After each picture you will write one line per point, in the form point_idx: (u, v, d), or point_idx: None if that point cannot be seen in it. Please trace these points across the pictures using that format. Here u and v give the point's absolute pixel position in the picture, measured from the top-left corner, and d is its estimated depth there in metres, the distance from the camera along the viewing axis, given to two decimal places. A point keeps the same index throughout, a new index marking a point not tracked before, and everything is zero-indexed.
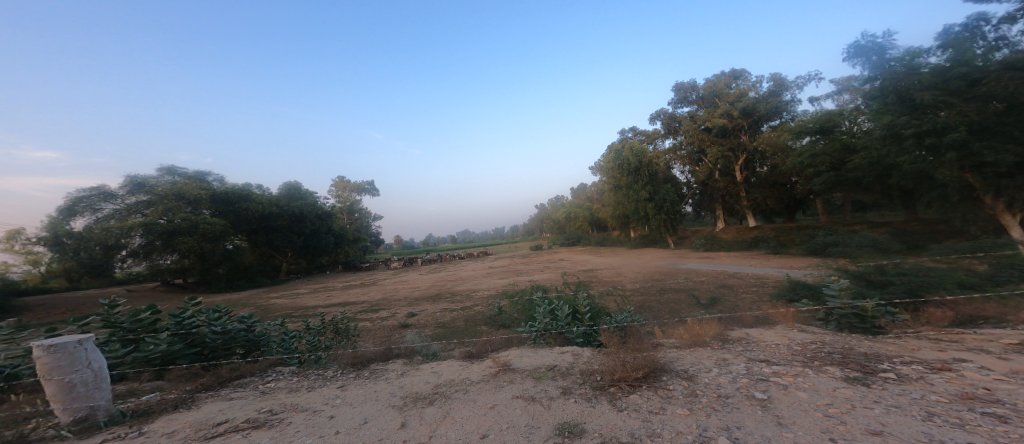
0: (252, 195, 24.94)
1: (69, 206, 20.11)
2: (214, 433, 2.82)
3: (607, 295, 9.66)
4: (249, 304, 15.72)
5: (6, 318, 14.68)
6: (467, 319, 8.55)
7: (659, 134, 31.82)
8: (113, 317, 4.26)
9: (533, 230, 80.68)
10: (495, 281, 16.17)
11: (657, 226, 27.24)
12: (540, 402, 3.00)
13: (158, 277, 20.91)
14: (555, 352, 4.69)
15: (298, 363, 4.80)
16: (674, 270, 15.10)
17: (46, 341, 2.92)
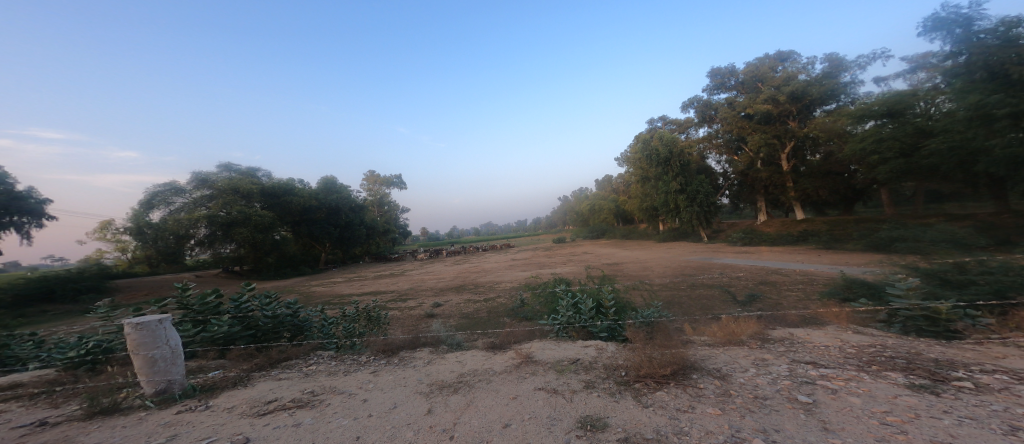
0: (295, 189, 26.26)
1: (148, 200, 22.53)
2: (264, 409, 3.05)
3: (632, 289, 9.46)
4: (293, 291, 16.80)
5: (100, 299, 16.64)
6: (490, 311, 8.66)
7: (692, 123, 30.56)
8: (186, 299, 4.69)
9: (556, 223, 80.21)
10: (518, 273, 16.34)
11: (688, 219, 26.34)
12: (562, 395, 3.00)
13: (221, 264, 22.80)
14: (578, 345, 4.66)
15: (336, 348, 5.06)
16: (707, 265, 14.54)
17: (134, 319, 3.22)
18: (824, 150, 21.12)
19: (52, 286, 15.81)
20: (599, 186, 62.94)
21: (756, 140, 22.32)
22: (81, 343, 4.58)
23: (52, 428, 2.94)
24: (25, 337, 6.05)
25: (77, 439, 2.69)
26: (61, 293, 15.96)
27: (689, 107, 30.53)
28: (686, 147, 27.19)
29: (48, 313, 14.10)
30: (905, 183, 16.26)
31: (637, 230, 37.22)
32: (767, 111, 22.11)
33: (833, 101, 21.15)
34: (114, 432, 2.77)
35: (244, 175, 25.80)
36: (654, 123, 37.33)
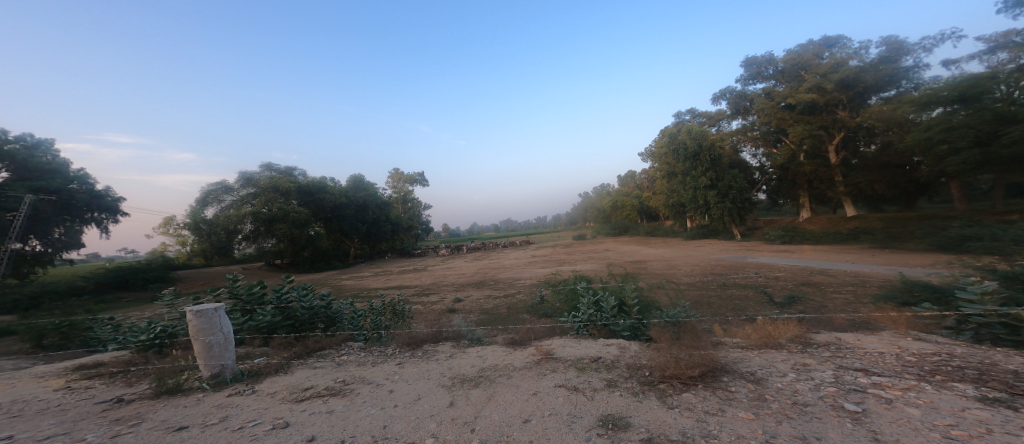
0: (327, 186, 27.35)
1: (203, 198, 24.47)
2: (300, 396, 3.21)
3: (657, 288, 9.22)
4: (325, 284, 17.56)
5: (165, 288, 18.17)
6: (510, 307, 8.70)
7: (724, 115, 29.28)
8: (235, 289, 5.01)
9: (576, 219, 79.22)
10: (538, 270, 16.30)
11: (719, 216, 25.36)
12: (583, 393, 2.98)
13: (264, 257, 24.13)
14: (600, 344, 4.59)
15: (364, 340, 5.26)
16: (741, 264, 13.90)
17: (195, 306, 3.47)
18: (881, 140, 19.53)
19: (126, 275, 17.64)
20: (622, 181, 61.60)
21: (799, 132, 21.01)
22: (149, 327, 5.03)
23: (125, 404, 3.25)
24: (103, 321, 6.73)
25: (146, 415, 2.96)
26: (134, 281, 17.75)
27: (721, 98, 29.24)
28: (716, 140, 26.19)
29: (122, 299, 15.60)
30: (979, 176, 14.84)
31: (664, 226, 36.16)
32: (811, 100, 20.76)
33: (891, 87, 19.26)
34: (175, 411, 3.02)
35: (282, 174, 27.16)
36: (682, 116, 36.06)
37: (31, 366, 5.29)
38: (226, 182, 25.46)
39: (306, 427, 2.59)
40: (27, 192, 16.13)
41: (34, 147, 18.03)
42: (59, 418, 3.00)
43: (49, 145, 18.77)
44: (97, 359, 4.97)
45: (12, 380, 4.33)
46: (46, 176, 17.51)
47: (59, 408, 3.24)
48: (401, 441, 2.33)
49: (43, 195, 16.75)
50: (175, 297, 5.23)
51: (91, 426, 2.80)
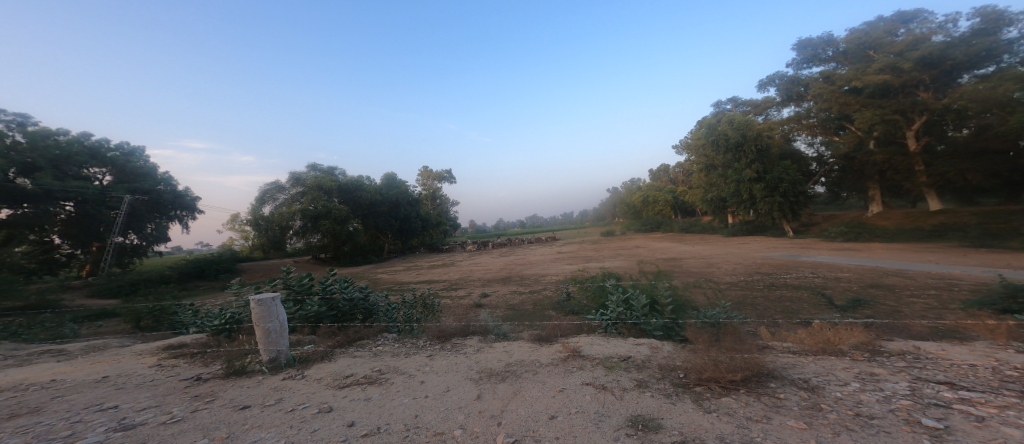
0: (365, 185, 28.57)
1: (261, 197, 26.56)
2: (341, 383, 3.41)
3: (693, 287, 8.77)
4: (363, 277, 18.50)
5: (232, 279, 19.91)
6: (536, 303, 8.69)
7: (771, 102, 27.31)
8: (288, 280, 5.40)
9: (603, 215, 77.21)
10: (564, 267, 16.15)
11: (766, 211, 23.67)
12: (611, 392, 2.92)
13: (311, 251, 25.84)
14: (630, 343, 4.47)
15: (398, 332, 5.50)
16: (790, 263, 12.87)
17: (257, 295, 3.77)
18: (974, 123, 17.10)
19: (202, 266, 19.59)
20: (654, 175, 59.26)
21: (867, 117, 18.99)
22: (221, 313, 5.57)
23: (202, 381, 3.63)
24: (184, 307, 7.57)
25: (218, 393, 3.29)
26: (210, 271, 19.68)
27: (769, 84, 27.25)
28: (765, 130, 24.44)
29: (199, 288, 17.42)
30: None
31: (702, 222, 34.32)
32: (883, 81, 18.64)
33: (987, 64, 16.77)
34: (241, 390, 3.34)
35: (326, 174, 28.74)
36: (724, 104, 33.99)
37: (130, 344, 6.05)
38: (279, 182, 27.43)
39: (347, 412, 2.75)
40: (126, 192, 18.56)
41: (131, 153, 20.56)
42: (152, 391, 3.42)
43: (141, 153, 21.25)
44: (179, 340, 5.58)
45: (117, 356, 4.98)
46: (139, 179, 19.89)
47: (149, 383, 3.69)
48: (432, 431, 2.41)
49: (138, 195, 19.11)
50: (242, 285, 5.75)
51: (176, 401, 3.16)
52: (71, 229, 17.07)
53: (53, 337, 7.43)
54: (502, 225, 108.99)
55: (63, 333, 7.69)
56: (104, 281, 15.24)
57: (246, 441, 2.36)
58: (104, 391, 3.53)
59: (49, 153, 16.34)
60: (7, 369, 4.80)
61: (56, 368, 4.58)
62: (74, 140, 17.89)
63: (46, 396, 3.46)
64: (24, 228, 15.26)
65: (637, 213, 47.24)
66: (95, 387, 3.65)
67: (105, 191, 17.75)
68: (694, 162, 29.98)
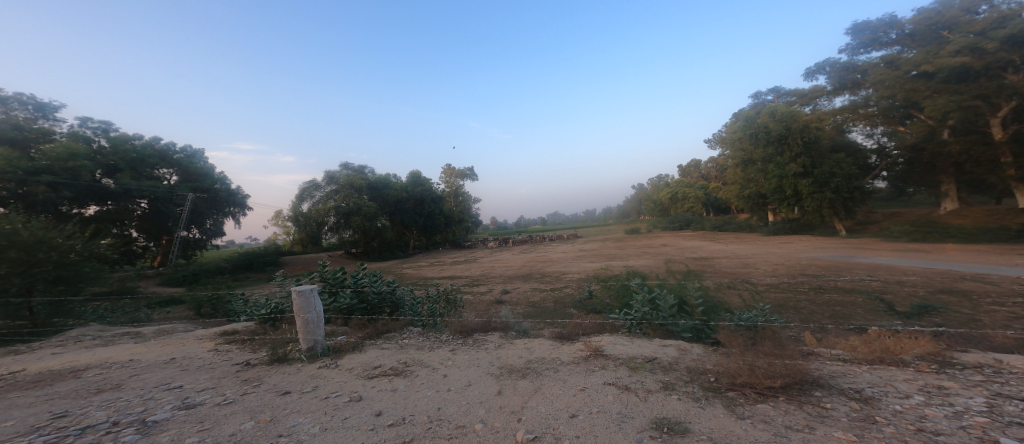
0: (392, 183, 29.65)
1: (299, 195, 28.03)
2: (370, 373, 3.56)
3: (726, 288, 8.31)
4: (390, 272, 19.14)
5: (276, 271, 21.30)
6: (557, 301, 8.63)
7: (820, 92, 25.27)
8: (324, 273, 5.69)
9: (626, 212, 75.04)
10: (586, 264, 15.84)
11: (814, 208, 21.94)
12: (635, 393, 2.85)
13: (344, 246, 27.03)
14: (656, 344, 4.33)
15: (422, 325, 5.63)
16: (837, 264, 11.85)
17: (298, 287, 4.01)
18: None
19: (251, 258, 21.12)
20: (685, 170, 56.74)
21: (939, 104, 17.03)
22: (266, 303, 5.97)
23: (250, 366, 3.92)
24: (235, 296, 8.22)
25: (263, 378, 3.54)
26: (257, 263, 21.17)
27: (818, 73, 25.28)
28: (813, 121, 22.66)
29: (248, 279, 18.79)
30: None
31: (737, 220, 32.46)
32: (962, 64, 16.58)
33: None
34: (283, 376, 3.57)
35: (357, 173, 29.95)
36: (763, 95, 31.90)
37: (193, 329, 6.66)
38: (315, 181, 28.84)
39: (375, 402, 2.87)
40: (189, 191, 20.28)
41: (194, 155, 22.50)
42: (209, 374, 3.74)
43: (201, 156, 23.18)
44: (231, 327, 6.05)
45: (181, 340, 5.50)
46: (201, 179, 21.67)
47: (206, 366, 4.03)
48: (454, 424, 2.46)
49: (199, 194, 20.82)
50: (284, 277, 6.14)
51: (228, 384, 3.44)
52: (147, 224, 19.20)
53: (130, 320, 8.34)
54: (528, 221, 108.60)
55: (138, 317, 8.61)
56: (171, 271, 16.88)
57: (286, 424, 2.52)
58: (170, 371, 3.91)
59: (127, 156, 18.25)
60: (93, 348, 5.42)
61: (133, 349, 5.12)
62: (147, 144, 19.82)
63: (124, 374, 3.88)
64: (108, 222, 17.06)
65: (665, 210, 45.32)
66: (163, 368, 4.05)
67: (173, 190, 19.49)
68: (732, 156, 28.30)
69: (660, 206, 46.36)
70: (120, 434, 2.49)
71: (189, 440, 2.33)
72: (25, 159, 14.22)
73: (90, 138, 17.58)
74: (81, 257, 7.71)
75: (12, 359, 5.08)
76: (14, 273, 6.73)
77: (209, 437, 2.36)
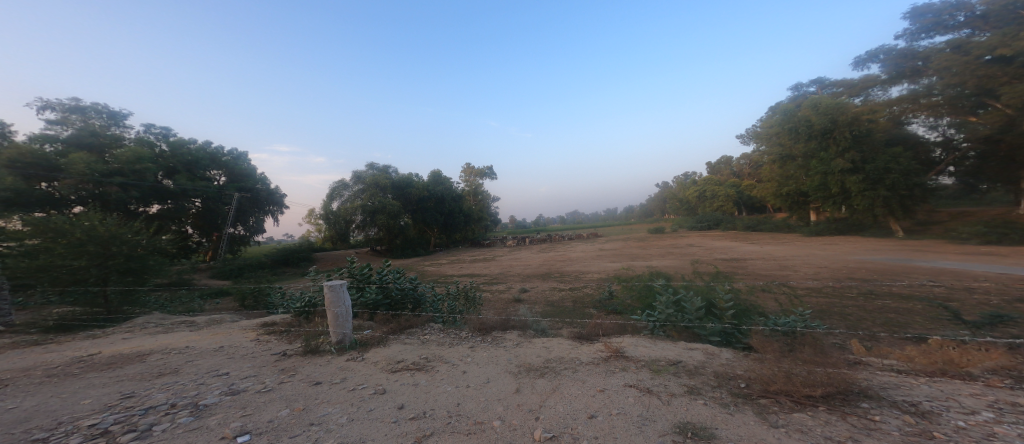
0: (414, 182, 30.33)
1: (329, 194, 29.25)
2: (393, 367, 3.68)
3: (760, 292, 7.83)
4: (414, 270, 19.55)
5: (309, 267, 22.26)
6: (576, 300, 8.52)
7: (874, 81, 23.35)
8: (351, 269, 5.91)
9: (650, 211, 72.81)
10: (606, 264, 15.53)
11: (865, 207, 20.22)
12: (657, 396, 2.76)
13: (370, 243, 28.07)
14: (681, 347, 4.19)
15: (443, 322, 5.75)
16: (883, 268, 10.89)
17: (330, 282, 4.18)
18: None
19: (287, 255, 22.19)
20: (715, 167, 54.24)
21: (1018, 91, 15.23)
22: (300, 297, 6.27)
23: (287, 357, 4.16)
24: (273, 290, 8.73)
25: (298, 368, 3.74)
26: (293, 259, 22.23)
27: (870, 61, 23.35)
28: (864, 113, 20.94)
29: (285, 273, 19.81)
30: None
31: (775, 219, 30.63)
32: None
33: None
34: (315, 367, 3.76)
35: (382, 173, 30.80)
36: (805, 87, 29.89)
37: (239, 320, 7.15)
38: (343, 181, 29.99)
39: (398, 395, 2.96)
40: (236, 191, 21.76)
41: (240, 158, 24.09)
42: (252, 362, 4.01)
43: (247, 158, 24.78)
44: (269, 319, 6.42)
45: (228, 329, 5.92)
46: (246, 179, 23.18)
47: (249, 354, 4.32)
48: (472, 420, 2.50)
49: (244, 193, 22.30)
50: (317, 273, 6.42)
51: (268, 372, 3.67)
52: (200, 220, 20.86)
53: (186, 310, 9.08)
54: (552, 219, 107.79)
55: (193, 307, 9.35)
56: (220, 265, 18.24)
57: (317, 414, 2.65)
58: (218, 358, 4.23)
59: (184, 159, 19.81)
60: (155, 335, 5.95)
61: (189, 337, 5.58)
62: (201, 147, 21.44)
63: (181, 360, 4.23)
64: (168, 219, 18.66)
65: (694, 209, 43.69)
66: (214, 355, 4.38)
67: (221, 190, 21.04)
68: (769, 152, 26.62)
69: (687, 204, 44.54)
70: (176, 415, 2.72)
71: (233, 424, 2.50)
72: (100, 162, 15.71)
73: (154, 143, 19.26)
74: (147, 251, 8.46)
75: (88, 343, 5.67)
76: (93, 264, 7.49)
77: (250, 422, 2.52)
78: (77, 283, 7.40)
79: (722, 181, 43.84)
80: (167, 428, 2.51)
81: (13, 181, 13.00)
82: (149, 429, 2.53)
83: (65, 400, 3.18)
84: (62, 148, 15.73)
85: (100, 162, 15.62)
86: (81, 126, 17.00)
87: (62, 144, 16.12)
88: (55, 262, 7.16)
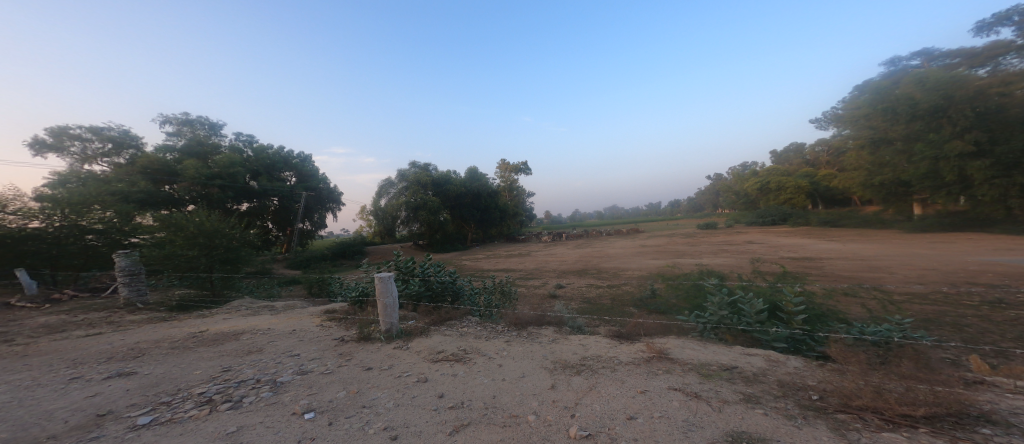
0: (452, 179, 31.20)
1: (377, 192, 31.09)
2: (434, 357, 3.84)
3: (841, 296, 6.93)
4: (458, 263, 20.19)
5: (362, 260, 23.83)
6: (614, 298, 8.25)
7: (1006, 47, 19.48)
8: (397, 262, 6.23)
9: (702, 205, 68.27)
10: (647, 261, 14.84)
11: (995, 198, 17.40)
12: (707, 402, 2.58)
13: (414, 238, 29.52)
14: (735, 352, 3.88)
15: (480, 315, 5.88)
16: (995, 273, 9.21)
17: (381, 274, 4.45)
18: None
19: (344, 248, 23.99)
20: (781, 156, 49.30)
21: None
22: (355, 287, 6.74)
23: (344, 342, 4.51)
24: (333, 279, 9.54)
25: (353, 354, 4.04)
26: (348, 251, 24.00)
27: (998, 25, 19.54)
28: (991, 85, 17.54)
29: (342, 265, 21.40)
30: None
31: (858, 214, 27.02)
32: None
33: None
34: (366, 354, 4.03)
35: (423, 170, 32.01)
36: (904, 60, 25.81)
37: (306, 306, 7.89)
38: (388, 179, 31.65)
39: (438, 385, 3.09)
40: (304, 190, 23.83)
41: (307, 161, 26.37)
42: (317, 346, 4.40)
43: (311, 160, 27.08)
44: (331, 306, 6.98)
45: (299, 315, 6.56)
46: (313, 179, 25.27)
47: (314, 338, 4.76)
48: (508, 413, 2.53)
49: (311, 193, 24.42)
50: (370, 265, 6.89)
51: (329, 356, 4.01)
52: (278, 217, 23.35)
53: (268, 295, 10.28)
54: (596, 214, 105.14)
55: (273, 293, 10.58)
56: (291, 257, 20.27)
57: (368, 397, 2.86)
58: (290, 341, 4.72)
59: (265, 162, 22.22)
60: (243, 317, 6.78)
61: (270, 320, 6.30)
62: (278, 152, 23.86)
63: (264, 340, 4.79)
64: (254, 216, 21.08)
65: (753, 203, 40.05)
66: (287, 337, 4.89)
67: (293, 189, 23.21)
68: (854, 136, 23.44)
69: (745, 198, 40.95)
70: (259, 390, 3.08)
71: (301, 401, 2.79)
72: (204, 167, 18.12)
73: (241, 149, 21.89)
74: (240, 243, 9.64)
75: (194, 321, 6.64)
76: (201, 254, 8.73)
77: (314, 401, 2.79)
78: (191, 270, 8.68)
79: (791, 171, 39.50)
80: (253, 401, 2.86)
81: (145, 184, 15.57)
82: (240, 400, 2.90)
83: (180, 370, 3.75)
84: (179, 156, 18.52)
85: (205, 167, 18.07)
86: (191, 137, 19.80)
87: (178, 153, 18.95)
88: (176, 252, 8.47)
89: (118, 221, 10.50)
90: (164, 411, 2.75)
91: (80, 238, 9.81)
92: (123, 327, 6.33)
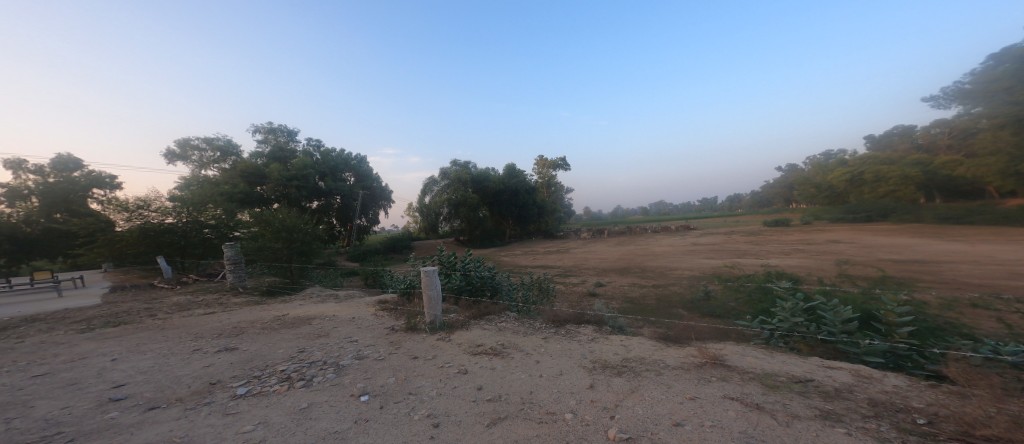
0: (490, 175, 31.54)
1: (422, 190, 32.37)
2: (474, 350, 3.93)
3: (968, 307, 5.88)
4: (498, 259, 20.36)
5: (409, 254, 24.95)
6: (660, 298, 7.84)
7: None
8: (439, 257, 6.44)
9: (768, 200, 62.47)
10: (699, 260, 13.89)
11: None
12: (770, 415, 2.37)
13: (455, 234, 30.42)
14: (808, 364, 3.52)
15: (518, 311, 5.91)
16: None
17: (427, 268, 4.62)
18: None
19: (393, 243, 25.29)
20: (883, 142, 43.13)
21: None
22: (403, 279, 7.13)
23: (394, 332, 4.76)
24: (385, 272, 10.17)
25: (402, 343, 4.26)
26: (397, 246, 25.28)
27: None
28: None
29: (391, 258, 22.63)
30: None
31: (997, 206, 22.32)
32: None
33: None
34: (413, 343, 4.23)
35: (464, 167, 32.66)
36: None
37: (361, 297, 8.45)
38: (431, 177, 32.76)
39: (477, 377, 3.16)
40: (361, 189, 25.45)
41: (362, 161, 28.03)
42: (371, 333, 4.70)
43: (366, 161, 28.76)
44: (384, 297, 7.43)
45: (357, 304, 7.04)
46: (370, 179, 26.92)
47: (369, 326, 5.09)
48: (545, 409, 2.53)
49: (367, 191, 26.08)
50: (416, 259, 7.20)
51: (382, 343, 4.27)
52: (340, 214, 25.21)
53: (331, 284, 11.24)
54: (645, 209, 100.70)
55: (336, 282, 11.56)
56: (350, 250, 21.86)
57: (414, 385, 3.01)
58: (349, 327, 5.09)
59: (331, 163, 24.13)
60: (309, 304, 7.43)
61: (332, 307, 6.84)
62: (339, 154, 25.72)
63: (329, 326, 5.22)
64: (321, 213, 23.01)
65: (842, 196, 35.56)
66: (347, 324, 5.29)
67: (352, 188, 24.93)
68: (992, 114, 19.72)
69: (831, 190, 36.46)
70: (324, 371, 3.37)
71: (357, 385, 3.01)
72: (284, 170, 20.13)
73: (311, 152, 24.00)
74: (313, 237, 10.56)
75: (273, 306, 7.42)
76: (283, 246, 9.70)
77: (367, 385, 3.00)
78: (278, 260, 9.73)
79: (898, 158, 34.02)
80: (318, 381, 3.14)
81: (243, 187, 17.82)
82: (310, 379, 3.20)
83: (267, 348, 4.22)
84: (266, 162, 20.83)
85: (284, 170, 20.00)
86: (276, 144, 22.00)
87: (266, 158, 21.30)
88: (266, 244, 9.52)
89: (224, 217, 11.96)
90: (255, 384, 3.12)
91: (199, 231, 11.39)
92: (228, 308, 7.28)
